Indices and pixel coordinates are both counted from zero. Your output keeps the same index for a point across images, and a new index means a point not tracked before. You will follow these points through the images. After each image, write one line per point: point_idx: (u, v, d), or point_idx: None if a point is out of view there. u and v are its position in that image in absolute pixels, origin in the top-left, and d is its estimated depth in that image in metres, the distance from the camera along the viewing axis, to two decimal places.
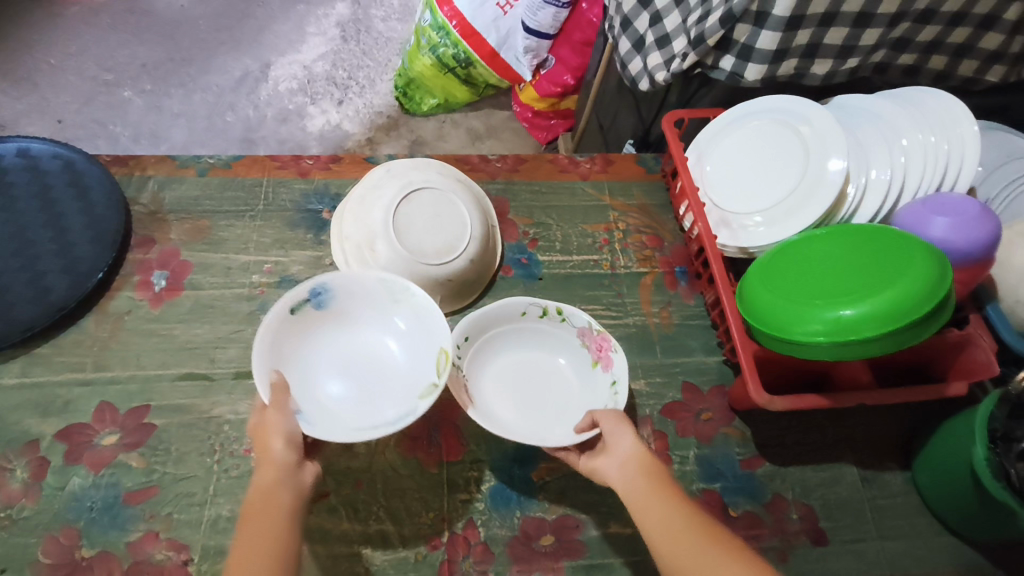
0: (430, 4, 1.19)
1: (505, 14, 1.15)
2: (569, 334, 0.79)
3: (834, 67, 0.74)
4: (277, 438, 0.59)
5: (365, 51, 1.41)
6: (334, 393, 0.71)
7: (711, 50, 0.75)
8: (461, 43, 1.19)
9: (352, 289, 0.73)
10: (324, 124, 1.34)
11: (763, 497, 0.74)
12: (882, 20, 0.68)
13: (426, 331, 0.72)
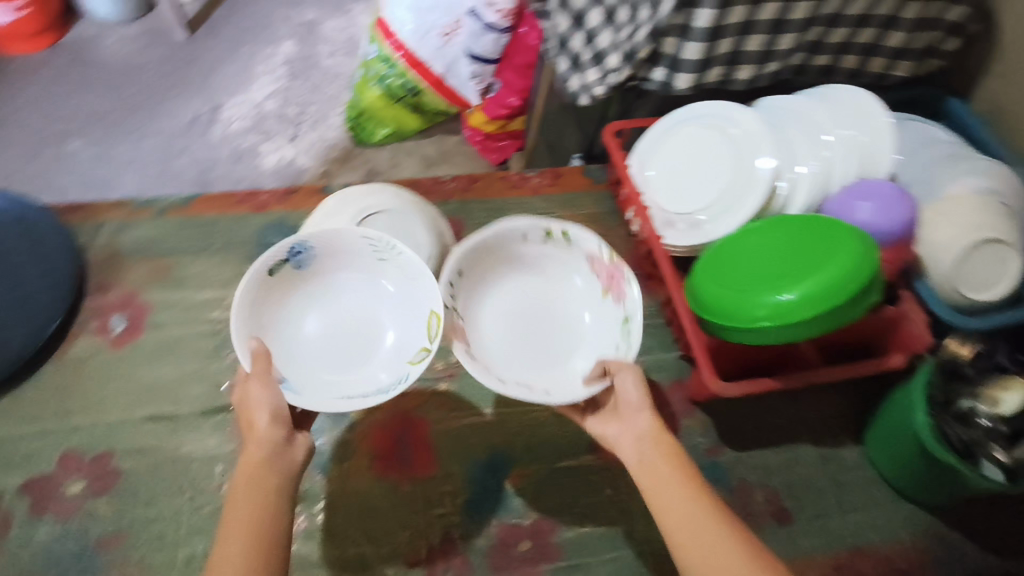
0: (377, 42, 1.63)
1: (447, 43, 1.55)
2: (578, 258, 0.80)
3: (758, 70, 0.97)
4: (262, 413, 0.67)
5: (315, 86, 1.90)
6: (317, 349, 0.77)
7: (642, 63, 0.97)
8: (408, 71, 1.62)
9: (330, 248, 0.77)
10: (278, 159, 1.78)
11: (728, 483, 0.82)
12: (763, 26, 0.90)
13: (414, 290, 0.77)
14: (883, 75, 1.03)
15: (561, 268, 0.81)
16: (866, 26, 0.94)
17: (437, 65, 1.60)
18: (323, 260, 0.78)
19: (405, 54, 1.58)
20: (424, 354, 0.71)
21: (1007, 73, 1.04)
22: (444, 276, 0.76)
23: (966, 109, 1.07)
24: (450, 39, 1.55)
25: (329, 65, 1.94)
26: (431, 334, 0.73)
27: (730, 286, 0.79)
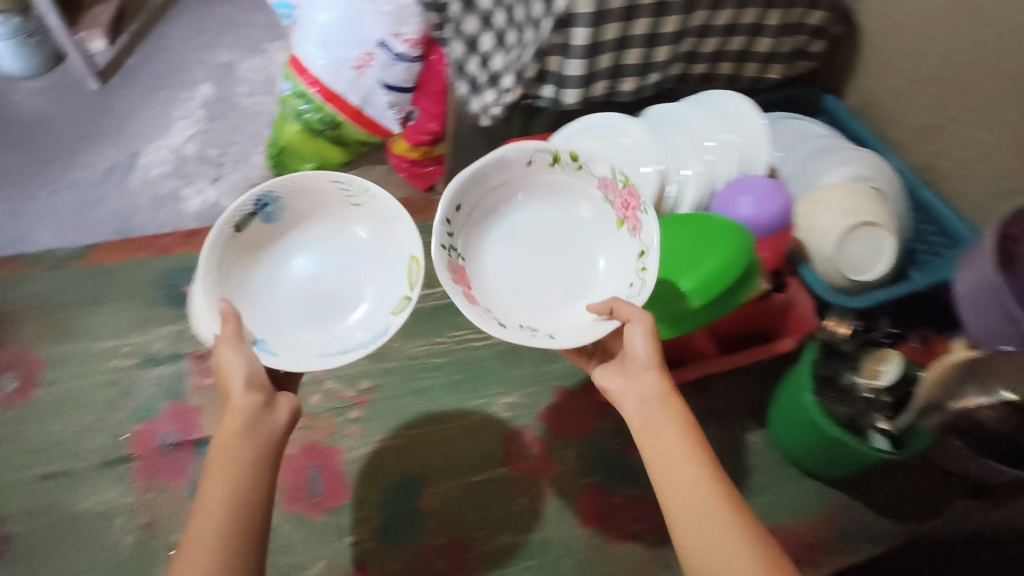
0: (290, 77, 1.59)
1: (361, 74, 1.55)
2: (588, 184, 0.82)
3: (640, 82, 1.01)
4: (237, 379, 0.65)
5: (234, 127, 1.89)
6: (297, 297, 0.82)
7: (533, 82, 1.00)
8: (326, 105, 1.59)
9: (297, 196, 0.81)
10: (198, 201, 1.76)
11: (639, 479, 0.84)
12: (638, 40, 0.95)
13: (391, 235, 0.84)
14: (759, 78, 1.10)
15: (568, 195, 0.83)
16: (735, 34, 1.01)
17: (353, 96, 1.58)
18: (290, 210, 0.81)
19: (320, 89, 1.56)
20: (408, 302, 0.77)
21: (869, 69, 1.13)
22: (445, 208, 0.76)
23: (840, 104, 1.16)
24: (364, 71, 1.54)
25: (248, 105, 1.94)
26: (413, 282, 0.79)
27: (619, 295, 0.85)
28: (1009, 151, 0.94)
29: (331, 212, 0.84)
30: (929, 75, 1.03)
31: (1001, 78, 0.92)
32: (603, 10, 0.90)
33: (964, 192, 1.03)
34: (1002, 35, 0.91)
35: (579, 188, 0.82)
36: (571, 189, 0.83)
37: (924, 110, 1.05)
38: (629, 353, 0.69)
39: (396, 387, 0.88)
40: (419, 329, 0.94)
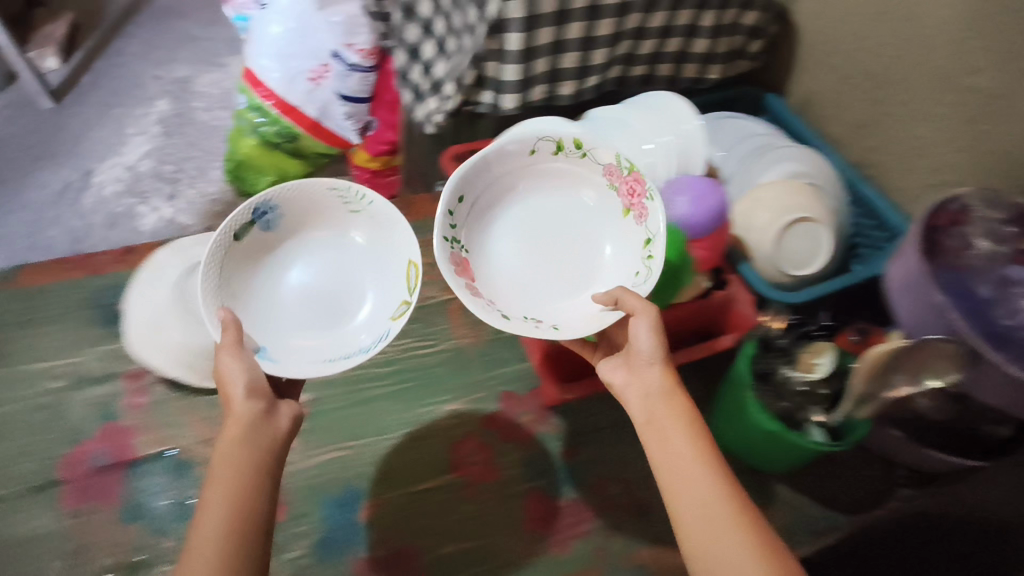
0: (245, 90, 1.57)
1: (318, 86, 1.52)
2: (593, 172, 0.85)
3: (579, 85, 1.02)
4: (238, 387, 0.69)
5: (191, 142, 1.87)
6: (299, 300, 0.88)
7: (472, 88, 1.00)
8: (281, 118, 1.57)
9: (292, 205, 0.89)
10: (154, 218, 1.73)
11: (585, 482, 0.84)
12: (572, 44, 0.95)
13: (386, 239, 0.92)
14: (698, 79, 1.11)
15: (575, 182, 0.87)
16: (670, 36, 1.02)
17: (309, 108, 1.56)
18: (288, 219, 0.89)
19: (276, 101, 1.54)
20: (406, 305, 0.83)
21: (807, 67, 1.14)
22: (446, 199, 0.80)
23: (781, 103, 1.17)
24: (319, 83, 1.52)
25: (205, 119, 1.91)
26: (411, 287, 0.85)
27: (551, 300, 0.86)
28: (939, 144, 0.96)
29: (325, 218, 0.92)
30: (862, 71, 1.04)
31: (929, 73, 0.94)
32: (536, 14, 0.90)
33: (900, 185, 1.04)
34: (928, 30, 0.92)
35: (585, 175, 0.86)
36: (577, 176, 0.87)
37: (860, 106, 1.07)
38: (635, 347, 0.70)
39: (337, 400, 0.87)
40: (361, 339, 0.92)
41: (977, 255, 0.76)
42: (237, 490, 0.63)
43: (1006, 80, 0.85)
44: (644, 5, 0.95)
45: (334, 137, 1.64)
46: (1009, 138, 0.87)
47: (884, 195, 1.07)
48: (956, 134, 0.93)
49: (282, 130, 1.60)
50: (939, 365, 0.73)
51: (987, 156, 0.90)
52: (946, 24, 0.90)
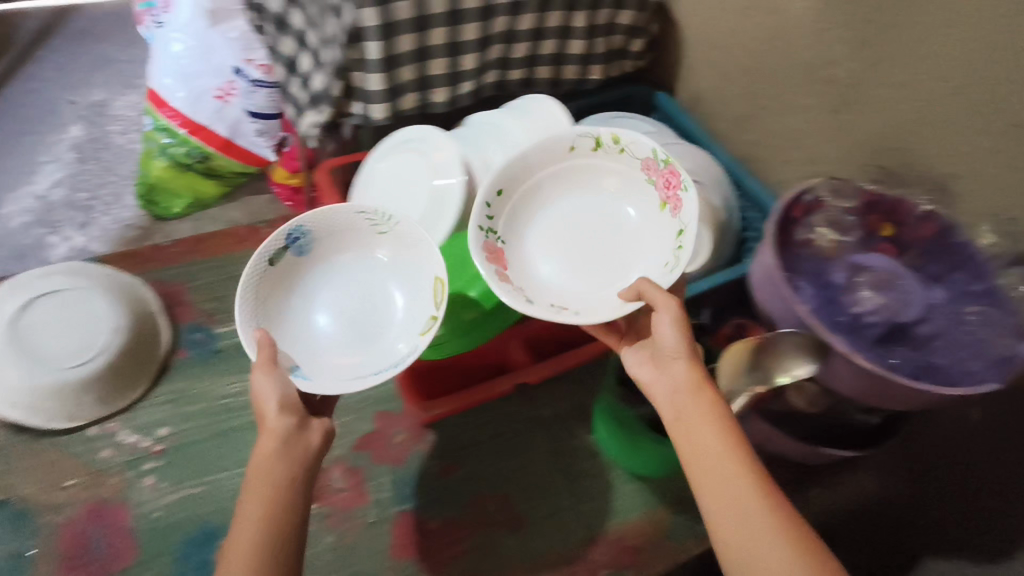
0: (151, 111, 1.51)
1: (226, 103, 1.48)
2: (633, 168, 0.82)
3: (453, 91, 1.00)
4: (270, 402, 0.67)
5: (107, 167, 1.78)
6: (334, 326, 0.82)
7: (341, 100, 0.98)
8: (190, 138, 1.52)
9: (324, 231, 0.83)
10: (67, 249, 1.66)
11: (461, 501, 0.82)
12: (437, 51, 0.93)
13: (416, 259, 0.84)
14: (580, 80, 1.10)
15: (614, 181, 0.84)
16: (544, 38, 1.00)
17: (219, 127, 1.52)
18: (322, 244, 0.84)
19: (182, 121, 1.49)
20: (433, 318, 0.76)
21: (691, 63, 1.15)
22: (485, 191, 0.80)
23: (671, 101, 1.18)
24: (228, 100, 1.48)
25: (121, 143, 1.83)
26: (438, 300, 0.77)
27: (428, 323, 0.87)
28: (811, 135, 0.98)
29: (357, 242, 0.86)
30: (738, 66, 1.06)
31: (795, 65, 0.96)
32: (392, 22, 0.87)
33: (783, 176, 1.06)
34: (795, 23, 0.93)
35: (625, 174, 0.83)
36: (618, 175, 0.84)
37: (740, 100, 1.08)
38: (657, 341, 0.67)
39: (191, 434, 0.90)
40: (223, 369, 0.96)
41: (823, 240, 0.79)
42: (274, 505, 0.62)
43: (861, 70, 0.87)
44: (508, 8, 0.93)
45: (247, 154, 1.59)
46: (868, 127, 0.89)
47: (769, 188, 1.09)
48: (824, 126, 0.95)
49: (195, 151, 1.55)
50: (792, 356, 0.74)
51: (852, 144, 0.92)
52: (805, 17, 0.92)
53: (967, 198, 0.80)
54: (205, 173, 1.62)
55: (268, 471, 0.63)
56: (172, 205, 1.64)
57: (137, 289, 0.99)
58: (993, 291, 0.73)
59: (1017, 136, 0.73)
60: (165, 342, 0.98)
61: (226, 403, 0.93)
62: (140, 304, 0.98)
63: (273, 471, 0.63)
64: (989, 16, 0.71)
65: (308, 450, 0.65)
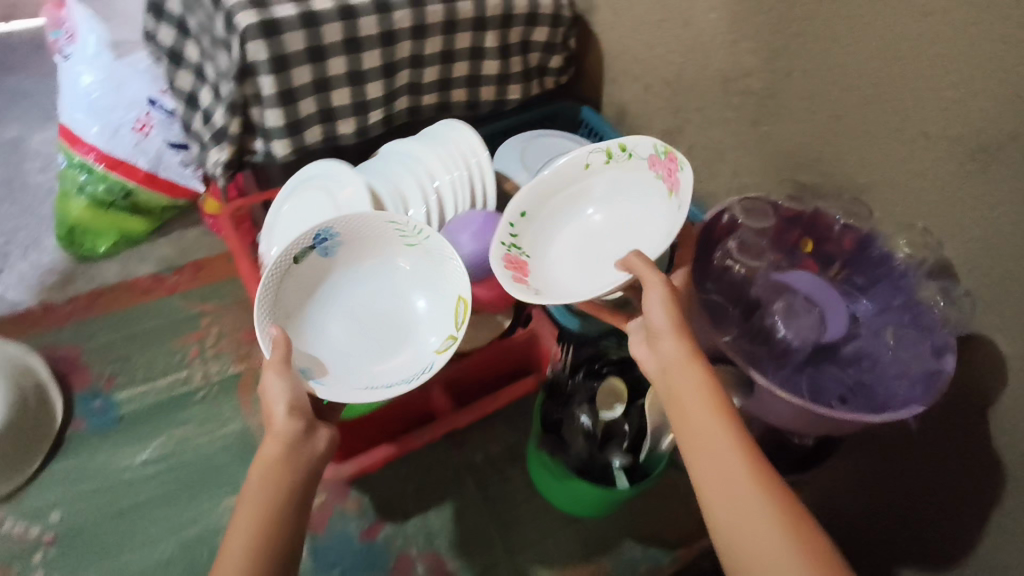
0: (64, 150, 1.37)
1: (145, 136, 1.36)
2: (642, 170, 0.80)
3: (361, 122, 0.95)
4: (280, 404, 0.62)
5: (24, 209, 1.56)
6: (349, 333, 0.80)
7: (242, 137, 0.91)
8: (110, 175, 1.37)
9: (352, 235, 0.80)
10: None
11: (387, 562, 0.77)
12: (338, 81, 0.89)
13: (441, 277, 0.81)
14: (498, 101, 1.07)
15: (628, 189, 0.82)
16: (454, 61, 0.97)
17: (141, 162, 1.38)
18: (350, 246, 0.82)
19: (98, 157, 1.34)
20: (453, 341, 0.75)
21: (615, 77, 1.13)
22: (511, 211, 0.79)
23: (595, 115, 1.15)
24: (147, 133, 1.35)
25: (39, 181, 1.63)
26: (458, 322, 0.76)
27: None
28: (734, 147, 0.97)
29: (379, 246, 0.83)
30: (659, 78, 1.04)
31: (712, 77, 0.95)
32: (285, 54, 0.82)
33: (711, 190, 1.04)
34: (711, 34, 0.92)
35: (638, 179, 0.81)
36: (631, 182, 0.82)
37: (664, 114, 1.06)
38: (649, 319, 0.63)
39: (94, 514, 0.84)
40: (127, 436, 0.90)
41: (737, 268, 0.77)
42: (270, 514, 0.56)
43: (775, 81, 0.86)
44: (411, 32, 0.89)
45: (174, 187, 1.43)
46: (788, 138, 0.88)
47: (699, 202, 1.07)
48: (745, 137, 0.94)
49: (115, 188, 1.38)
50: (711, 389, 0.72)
51: (774, 156, 0.91)
52: (717, 28, 0.90)
53: (882, 207, 0.79)
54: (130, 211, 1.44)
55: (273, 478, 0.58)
56: (93, 246, 1.45)
57: (25, 358, 0.90)
58: (912, 304, 0.73)
59: (924, 144, 0.72)
60: (58, 414, 0.91)
61: (130, 476, 0.86)
62: (27, 373, 0.89)
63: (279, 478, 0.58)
64: (889, 25, 0.71)
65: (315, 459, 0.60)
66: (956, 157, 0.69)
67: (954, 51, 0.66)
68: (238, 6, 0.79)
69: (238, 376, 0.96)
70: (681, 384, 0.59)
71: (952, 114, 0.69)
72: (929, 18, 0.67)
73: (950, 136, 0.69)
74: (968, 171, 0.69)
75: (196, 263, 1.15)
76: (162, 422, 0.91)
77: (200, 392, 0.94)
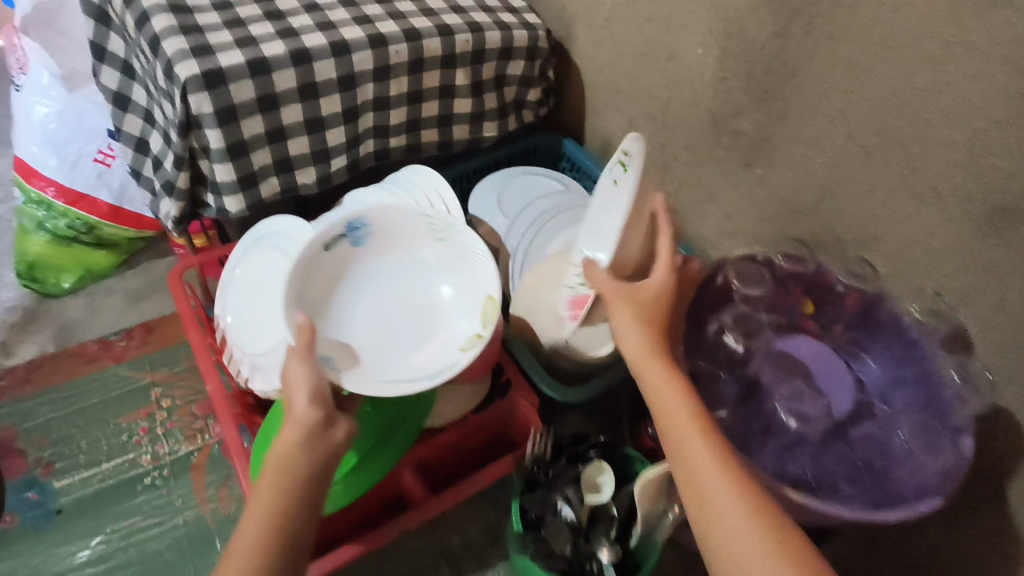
0: (23, 185, 1.27)
1: (108, 167, 1.25)
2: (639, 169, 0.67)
3: (323, 170, 0.87)
4: (301, 391, 0.59)
5: None
6: (375, 322, 0.79)
7: (192, 192, 0.84)
8: (70, 211, 1.26)
9: (384, 228, 0.82)
10: None
11: None
12: (295, 130, 0.81)
13: (471, 273, 0.80)
14: (474, 140, 1.00)
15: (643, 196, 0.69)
16: (424, 101, 0.90)
17: (104, 195, 1.27)
18: (381, 237, 0.82)
19: (57, 191, 1.24)
20: (478, 339, 0.75)
21: (598, 109, 1.07)
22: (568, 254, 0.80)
23: (577, 148, 1.10)
24: (110, 164, 1.25)
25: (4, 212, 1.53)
26: (485, 321, 0.76)
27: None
28: (725, 189, 0.90)
29: (408, 242, 0.83)
30: (644, 113, 0.98)
31: (701, 115, 0.88)
32: (233, 105, 0.75)
33: (701, 231, 0.98)
34: (699, 71, 0.85)
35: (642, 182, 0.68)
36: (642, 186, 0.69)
37: (651, 150, 1.00)
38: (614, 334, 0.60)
39: None
40: (63, 534, 0.82)
41: (734, 342, 0.72)
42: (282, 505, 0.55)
43: (767, 123, 0.80)
44: (375, 74, 0.82)
45: (139, 219, 1.32)
46: (783, 183, 0.81)
47: (690, 244, 1.00)
48: (737, 179, 0.87)
49: (77, 222, 1.28)
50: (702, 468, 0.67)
51: (768, 201, 0.84)
52: (705, 64, 0.84)
53: (888, 263, 0.72)
54: (95, 245, 1.33)
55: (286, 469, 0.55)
56: (58, 284, 1.32)
57: None
58: (927, 378, 0.67)
59: (932, 200, 0.65)
60: None
61: None
62: None
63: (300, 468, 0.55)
64: (891, 71, 0.64)
65: (336, 451, 0.57)
66: (968, 215, 0.63)
67: (967, 105, 0.60)
68: (177, 56, 0.72)
69: (192, 455, 0.89)
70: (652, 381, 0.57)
71: (963, 169, 0.62)
72: (939, 68, 0.61)
73: (960, 193, 0.63)
74: (983, 231, 0.62)
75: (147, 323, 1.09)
76: (104, 515, 0.84)
77: (150, 475, 0.87)
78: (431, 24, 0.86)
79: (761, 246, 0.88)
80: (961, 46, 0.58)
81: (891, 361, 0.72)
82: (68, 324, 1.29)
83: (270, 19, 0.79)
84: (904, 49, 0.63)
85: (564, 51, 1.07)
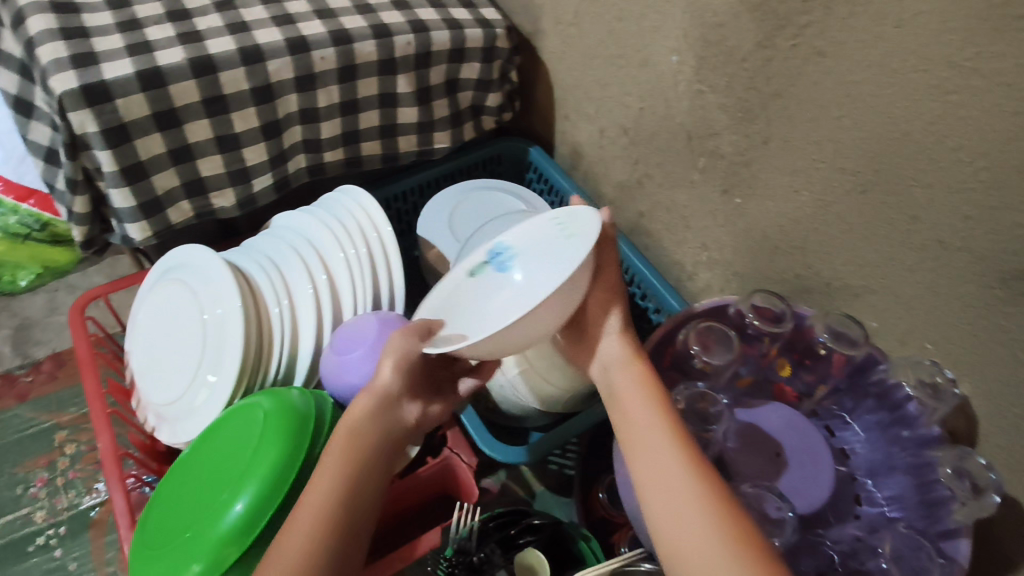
0: None
1: None
2: None
3: (243, 192, 0.77)
4: (388, 361, 0.54)
5: None
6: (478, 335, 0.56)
7: (94, 221, 0.73)
8: (21, 206, 1.06)
9: (534, 251, 0.62)
10: None
11: None
12: (205, 147, 0.71)
13: (573, 244, 0.53)
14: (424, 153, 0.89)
15: None
16: (359, 111, 0.79)
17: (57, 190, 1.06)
18: (530, 261, 0.62)
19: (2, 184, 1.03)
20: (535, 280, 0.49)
21: (568, 114, 0.95)
22: None
23: (544, 157, 0.99)
24: None
25: None
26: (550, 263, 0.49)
27: (193, 507, 0.63)
28: (702, 215, 0.78)
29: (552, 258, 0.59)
30: (615, 123, 0.86)
31: (676, 131, 0.77)
32: (123, 124, 0.64)
33: (677, 257, 0.86)
34: (673, 81, 0.74)
35: None
36: None
37: (623, 164, 0.88)
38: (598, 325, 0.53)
39: None
40: None
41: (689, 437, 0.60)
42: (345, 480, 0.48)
43: (748, 146, 0.68)
44: (297, 84, 0.72)
45: None
46: (762, 217, 0.70)
47: (664, 268, 0.89)
48: (712, 204, 0.76)
49: (30, 219, 1.08)
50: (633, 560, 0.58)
51: (748, 235, 0.73)
52: (679, 74, 0.72)
53: (880, 318, 0.62)
54: (53, 242, 1.14)
55: (357, 442, 0.51)
56: (15, 281, 1.15)
57: None
58: (916, 466, 0.58)
59: (936, 253, 0.54)
60: None
61: None
62: None
63: (365, 462, 0.50)
64: (889, 100, 0.53)
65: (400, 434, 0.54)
66: (973, 276, 0.52)
67: (981, 145, 0.48)
68: (53, 66, 0.61)
69: (93, 510, 0.92)
70: (649, 449, 0.46)
71: (971, 222, 0.51)
72: (947, 99, 0.49)
73: (971, 250, 0.52)
74: (997, 297, 0.51)
75: (60, 355, 1.09)
76: None
77: (44, 535, 0.89)
78: (366, 23, 0.75)
79: (740, 282, 0.77)
80: (976, 73, 0.47)
81: (878, 432, 0.63)
82: (27, 323, 1.14)
83: (171, 20, 0.68)
84: (908, 72, 0.51)
85: (531, 49, 0.95)
